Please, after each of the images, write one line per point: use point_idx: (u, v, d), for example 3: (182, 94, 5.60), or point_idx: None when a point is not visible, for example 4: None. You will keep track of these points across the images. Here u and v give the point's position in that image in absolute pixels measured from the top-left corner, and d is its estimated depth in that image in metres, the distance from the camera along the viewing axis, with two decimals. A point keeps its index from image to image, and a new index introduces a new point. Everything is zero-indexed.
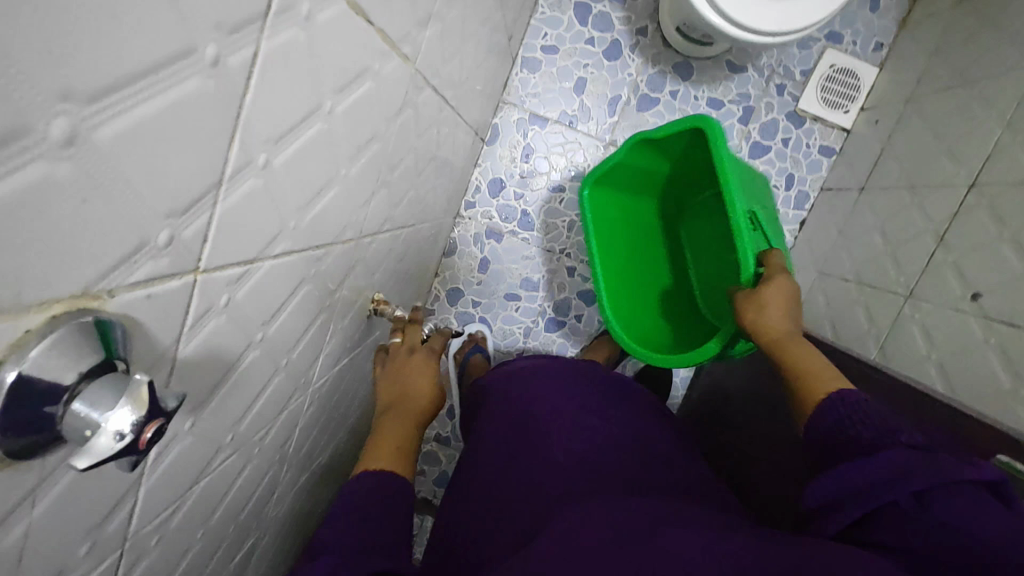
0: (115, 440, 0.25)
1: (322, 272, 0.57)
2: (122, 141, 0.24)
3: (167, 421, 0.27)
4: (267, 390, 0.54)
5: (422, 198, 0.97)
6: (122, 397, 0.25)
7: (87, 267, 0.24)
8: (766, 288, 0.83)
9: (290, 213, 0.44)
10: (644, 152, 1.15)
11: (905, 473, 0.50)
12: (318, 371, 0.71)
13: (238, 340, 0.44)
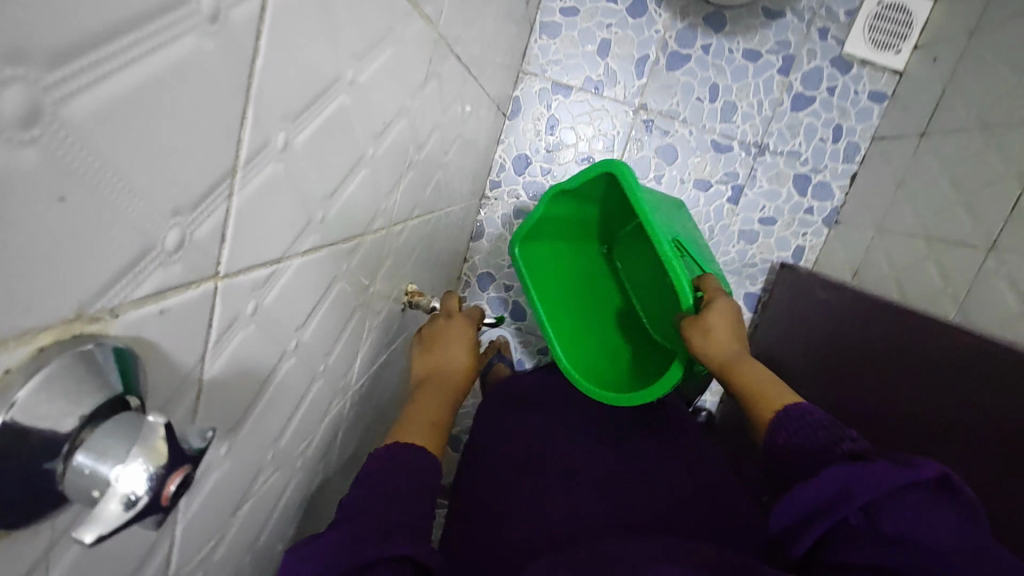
0: (126, 504, 0.20)
1: (350, 270, 0.52)
2: (107, 119, 0.19)
3: (192, 469, 0.23)
4: (307, 400, 0.50)
5: (449, 180, 0.91)
6: (133, 443, 0.20)
7: (82, 280, 0.20)
8: (707, 310, 0.81)
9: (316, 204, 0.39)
10: (559, 199, 1.05)
11: (853, 486, 0.51)
12: (355, 372, 0.67)
13: (271, 352, 0.39)
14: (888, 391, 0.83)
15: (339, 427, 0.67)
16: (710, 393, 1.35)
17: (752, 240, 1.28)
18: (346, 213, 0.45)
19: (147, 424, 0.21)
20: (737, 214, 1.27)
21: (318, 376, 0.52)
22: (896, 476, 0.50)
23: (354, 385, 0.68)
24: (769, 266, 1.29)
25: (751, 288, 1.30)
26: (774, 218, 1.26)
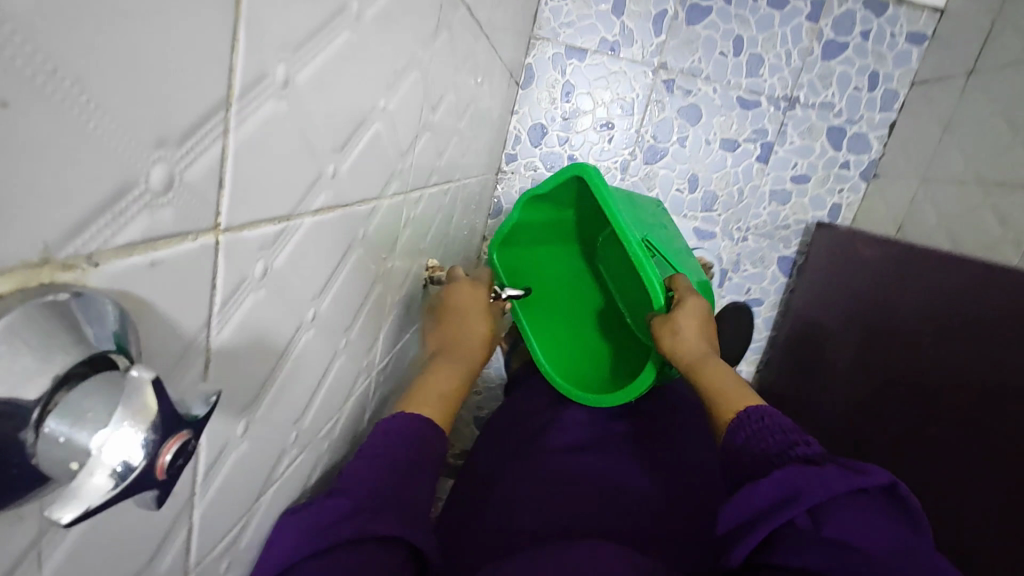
0: (114, 478, 0.20)
1: (370, 238, 0.53)
2: (71, 34, 0.19)
3: (192, 437, 0.24)
4: (332, 374, 0.50)
5: (464, 149, 0.87)
6: (115, 404, 0.21)
7: (57, 210, 0.20)
8: (677, 312, 0.85)
9: (325, 160, 0.40)
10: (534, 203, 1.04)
11: (805, 489, 0.54)
12: (384, 350, 0.67)
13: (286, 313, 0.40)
14: (920, 363, 0.81)
15: (368, 406, 0.68)
16: (745, 363, 1.32)
17: (784, 201, 1.22)
18: (357, 172, 0.46)
19: (129, 381, 0.22)
20: (767, 174, 1.21)
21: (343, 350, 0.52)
22: (844, 482, 0.54)
23: (383, 362, 0.67)
24: (806, 227, 1.23)
25: (784, 251, 1.25)
26: (807, 175, 1.20)
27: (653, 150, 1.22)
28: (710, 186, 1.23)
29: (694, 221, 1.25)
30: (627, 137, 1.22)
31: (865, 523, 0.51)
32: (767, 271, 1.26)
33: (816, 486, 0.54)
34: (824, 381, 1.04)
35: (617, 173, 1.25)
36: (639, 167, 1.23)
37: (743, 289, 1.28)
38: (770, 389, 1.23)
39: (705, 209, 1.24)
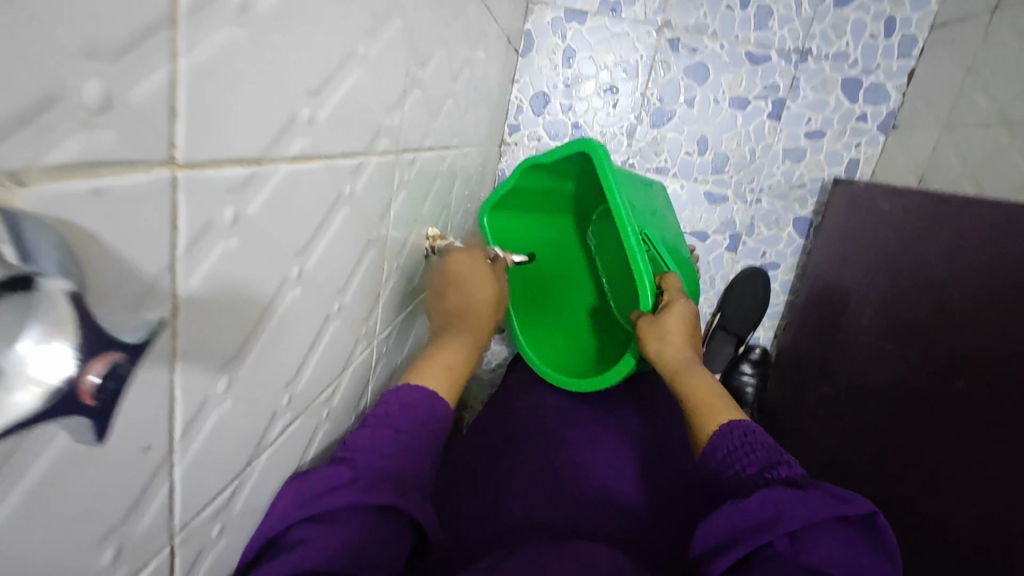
0: (41, 399, 0.16)
1: (359, 195, 0.45)
2: None
3: (127, 359, 0.20)
4: (324, 339, 0.46)
5: (467, 117, 0.85)
6: (22, 317, 0.15)
7: None
8: (665, 317, 0.84)
9: (303, 94, 0.32)
10: (532, 175, 0.98)
11: (786, 516, 0.53)
12: (381, 320, 0.62)
13: (269, 272, 0.33)
14: (947, 337, 0.77)
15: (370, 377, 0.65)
16: (763, 329, 1.30)
17: (798, 158, 1.17)
18: (344, 113, 0.39)
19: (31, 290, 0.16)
20: (780, 132, 1.16)
21: (335, 316, 0.48)
22: (822, 508, 0.53)
23: (381, 332, 0.64)
24: (822, 185, 1.18)
25: (800, 211, 1.21)
26: (822, 131, 1.15)
27: (660, 114, 1.18)
28: (720, 148, 1.19)
29: (705, 185, 1.21)
30: (633, 101, 1.18)
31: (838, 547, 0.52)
32: (782, 234, 1.23)
33: (796, 508, 0.53)
34: (839, 351, 1.02)
35: (624, 139, 1.21)
36: (646, 131, 1.20)
37: (758, 253, 1.24)
38: (788, 351, 1.21)
39: (715, 172, 1.20)
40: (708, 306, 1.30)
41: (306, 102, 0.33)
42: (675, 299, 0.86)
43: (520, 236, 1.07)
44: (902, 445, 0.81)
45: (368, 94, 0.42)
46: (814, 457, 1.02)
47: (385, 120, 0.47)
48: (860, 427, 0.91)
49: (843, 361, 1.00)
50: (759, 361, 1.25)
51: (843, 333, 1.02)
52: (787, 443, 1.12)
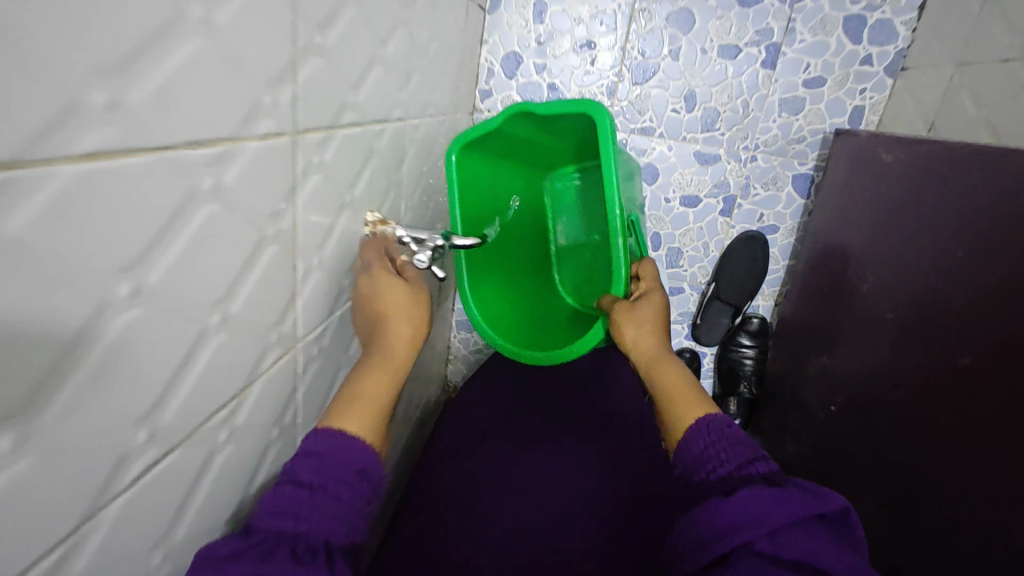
0: None
1: (232, 189, 0.38)
2: None
3: None
4: (202, 360, 0.38)
5: (419, 85, 0.77)
6: None
7: None
8: (641, 306, 0.79)
9: (80, 73, 0.25)
10: (523, 120, 0.88)
11: (766, 515, 0.51)
12: (303, 324, 0.53)
13: (58, 300, 0.26)
14: (962, 312, 0.66)
15: (298, 389, 0.55)
16: (762, 297, 1.21)
17: (796, 109, 1.07)
18: (175, 96, 0.31)
19: None
20: (775, 81, 1.06)
21: (215, 331, 0.39)
22: (800, 506, 0.51)
23: (305, 337, 0.54)
24: (824, 137, 1.08)
25: (800, 168, 1.10)
26: (822, 77, 1.04)
27: (642, 69, 1.08)
28: (710, 102, 1.09)
29: (694, 144, 1.12)
30: (612, 55, 1.08)
31: (817, 546, 0.49)
32: (781, 193, 1.13)
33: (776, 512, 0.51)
34: (844, 318, 0.93)
35: (604, 99, 1.11)
36: (629, 89, 1.10)
37: (755, 216, 1.15)
38: (788, 320, 1.12)
39: (706, 130, 1.10)
40: (704, 276, 1.21)
41: (88, 84, 0.26)
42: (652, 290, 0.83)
43: (493, 185, 0.96)
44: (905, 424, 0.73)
45: (225, 70, 0.35)
46: (817, 434, 0.96)
47: (268, 93, 0.40)
48: (865, 407, 0.84)
49: (845, 331, 0.92)
50: (758, 332, 1.20)
51: (848, 299, 0.93)
52: (789, 416, 1.06)
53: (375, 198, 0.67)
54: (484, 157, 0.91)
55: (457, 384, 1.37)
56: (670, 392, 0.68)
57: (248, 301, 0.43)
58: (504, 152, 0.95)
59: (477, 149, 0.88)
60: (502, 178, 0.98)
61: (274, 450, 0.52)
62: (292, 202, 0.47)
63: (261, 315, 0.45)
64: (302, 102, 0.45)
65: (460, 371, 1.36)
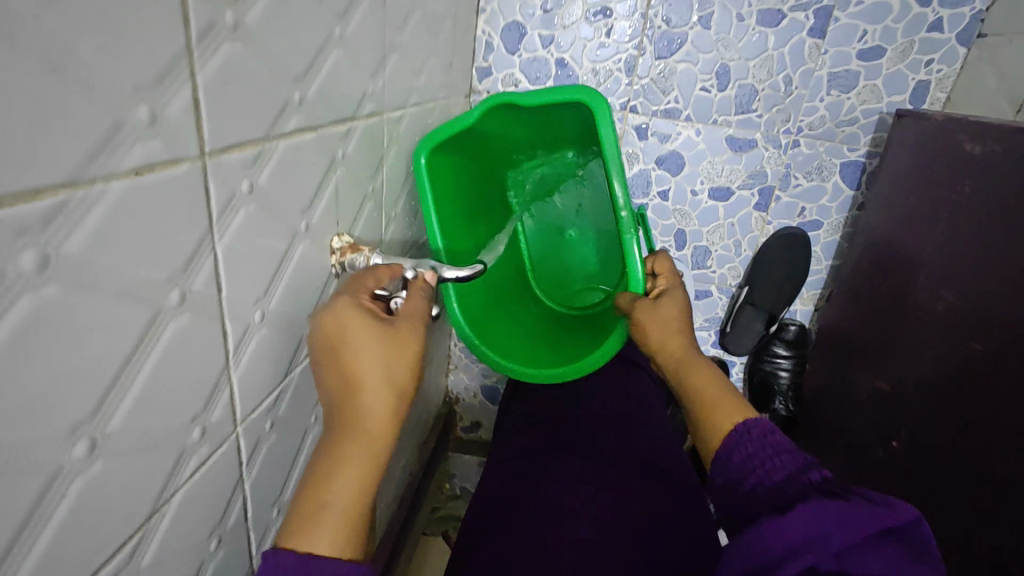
0: None
1: (83, 261, 0.25)
2: None
3: None
4: (54, 518, 0.26)
5: (400, 67, 0.62)
6: None
7: None
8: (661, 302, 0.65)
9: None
10: (507, 113, 0.74)
11: (832, 533, 0.38)
12: (244, 401, 0.40)
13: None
14: None
15: (244, 480, 0.43)
16: (800, 301, 1.08)
17: (848, 86, 0.91)
18: None
19: None
20: (824, 52, 0.90)
21: (79, 469, 0.27)
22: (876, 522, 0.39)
23: (247, 418, 0.41)
24: (880, 119, 0.92)
25: (850, 154, 0.95)
26: (880, 48, 0.88)
27: (667, 39, 0.92)
28: (746, 79, 0.93)
29: (726, 128, 0.96)
30: (631, 24, 0.92)
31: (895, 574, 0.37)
32: (826, 184, 0.98)
33: (836, 531, 0.38)
34: (905, 332, 0.78)
35: (622, 77, 0.96)
36: (651, 65, 0.94)
37: (795, 210, 1.00)
38: (834, 328, 0.98)
39: (741, 111, 0.95)
40: (734, 277, 1.08)
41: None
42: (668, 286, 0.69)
43: (477, 187, 0.83)
44: (984, 480, 0.60)
45: (39, 80, 0.21)
46: (864, 467, 0.83)
47: (142, 103, 0.27)
48: (932, 440, 0.70)
49: (904, 353, 0.78)
50: (795, 341, 1.06)
51: (911, 305, 0.78)
52: (832, 434, 0.93)
53: (345, 217, 0.53)
54: (464, 156, 0.78)
55: (461, 395, 1.25)
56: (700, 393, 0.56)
57: (141, 404, 0.30)
58: (490, 150, 0.81)
59: (457, 146, 0.74)
60: (487, 178, 0.85)
61: (211, 564, 0.41)
62: (210, 250, 0.34)
63: (170, 413, 0.32)
64: (210, 110, 0.31)
65: (463, 382, 1.24)
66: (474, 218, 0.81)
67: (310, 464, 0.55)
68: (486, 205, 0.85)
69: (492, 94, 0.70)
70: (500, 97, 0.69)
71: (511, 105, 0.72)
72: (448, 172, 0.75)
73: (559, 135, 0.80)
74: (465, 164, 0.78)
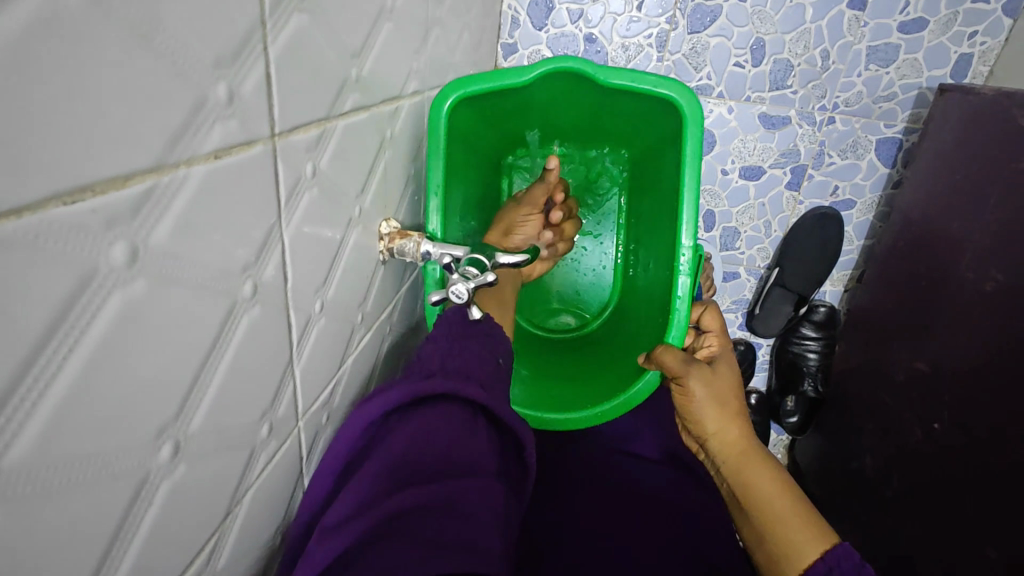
0: None
1: (168, 252, 0.23)
2: None
3: None
4: (143, 526, 0.24)
5: (439, 42, 0.59)
6: None
7: None
8: (719, 378, 0.59)
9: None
10: (564, 85, 0.67)
11: None
12: (306, 394, 0.39)
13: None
14: None
15: (303, 474, 0.41)
16: (829, 282, 1.07)
17: (888, 60, 0.88)
18: (1, 108, 0.16)
19: None
20: (864, 24, 0.87)
21: (164, 473, 0.25)
22: None
23: (307, 412, 0.40)
24: (920, 94, 0.89)
25: (886, 131, 0.93)
26: (923, 20, 0.85)
27: (701, 13, 0.89)
28: (781, 53, 0.90)
29: (760, 105, 0.94)
30: None
31: None
32: (861, 162, 0.95)
33: None
34: (949, 313, 0.76)
35: (652, 53, 0.93)
36: (683, 40, 0.91)
37: (828, 189, 0.98)
38: (864, 309, 0.97)
39: (775, 87, 0.92)
40: (763, 259, 1.06)
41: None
42: (719, 360, 0.62)
43: (484, 162, 0.74)
44: None
45: (126, 45, 0.19)
46: (901, 448, 0.82)
47: (222, 81, 0.25)
48: (972, 424, 0.69)
49: (942, 333, 0.77)
50: (824, 323, 1.06)
51: (953, 285, 0.76)
52: (866, 417, 0.92)
53: (391, 201, 0.51)
54: (483, 117, 0.68)
55: None
56: (768, 499, 0.49)
57: (219, 403, 0.28)
58: (511, 118, 0.73)
59: (486, 104, 0.65)
60: (493, 152, 0.76)
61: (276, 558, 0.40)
62: (278, 238, 0.32)
63: (243, 409, 0.31)
64: (281, 87, 0.29)
65: None
66: (471, 200, 0.71)
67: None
68: (484, 185, 0.76)
69: (560, 57, 0.62)
70: (571, 67, 0.62)
71: (577, 76, 0.65)
72: (465, 134, 0.65)
73: (596, 121, 0.75)
74: (479, 133, 0.69)
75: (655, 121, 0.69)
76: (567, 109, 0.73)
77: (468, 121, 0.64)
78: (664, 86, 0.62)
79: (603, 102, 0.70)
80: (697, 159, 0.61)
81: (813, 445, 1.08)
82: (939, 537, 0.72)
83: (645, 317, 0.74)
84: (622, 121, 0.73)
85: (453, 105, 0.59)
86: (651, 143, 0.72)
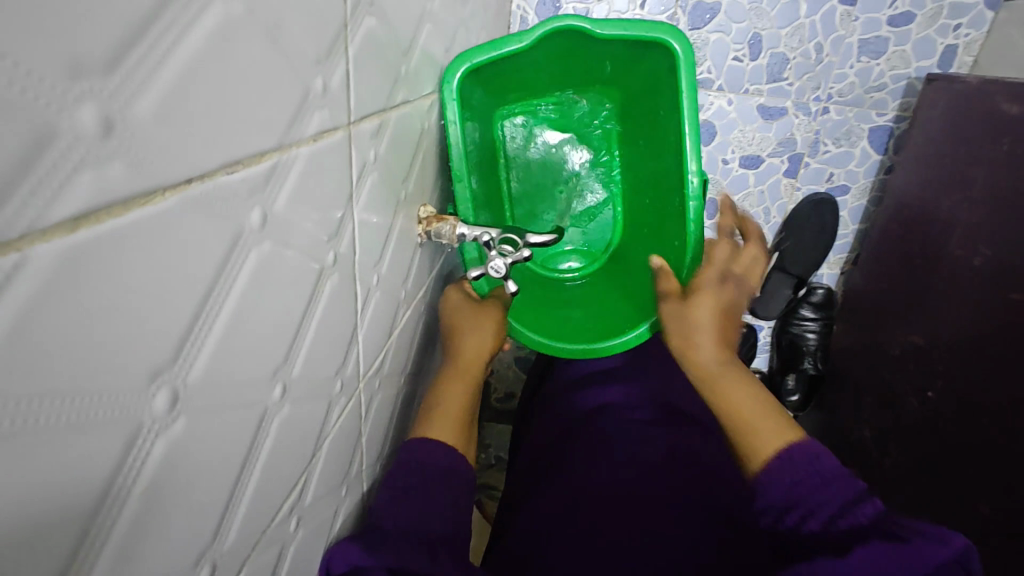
0: None
1: (285, 217, 0.27)
2: None
3: None
4: (264, 449, 0.29)
5: (463, 41, 0.64)
6: None
7: None
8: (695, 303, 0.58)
9: (38, 82, 0.14)
10: (558, 42, 0.65)
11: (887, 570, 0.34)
12: (365, 357, 0.43)
13: (47, 465, 0.16)
14: None
15: (362, 432, 0.46)
16: (826, 265, 1.12)
17: (878, 52, 0.93)
18: (200, 94, 0.20)
19: None
20: (855, 18, 0.91)
21: (277, 408, 0.29)
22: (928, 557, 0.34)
23: (366, 373, 0.44)
24: (909, 84, 0.94)
25: (878, 120, 0.98)
26: (910, 14, 0.90)
27: (701, 10, 0.94)
28: (777, 47, 0.95)
29: (757, 97, 0.99)
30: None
31: None
32: (854, 150, 1.01)
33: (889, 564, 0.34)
34: (941, 292, 0.81)
35: None
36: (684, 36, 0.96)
37: (824, 175, 1.03)
38: (858, 291, 1.03)
39: (772, 80, 0.97)
40: (763, 244, 1.11)
41: (56, 98, 0.15)
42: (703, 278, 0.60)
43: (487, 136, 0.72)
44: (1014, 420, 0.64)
45: (265, 45, 0.24)
46: (897, 417, 0.87)
47: (319, 75, 0.29)
48: (961, 389, 0.74)
49: (930, 308, 0.83)
50: (822, 304, 1.10)
51: (944, 264, 0.81)
52: (863, 391, 0.97)
53: (425, 187, 0.55)
54: (481, 86, 0.65)
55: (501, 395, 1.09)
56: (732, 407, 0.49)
57: (311, 355, 0.33)
58: (508, 81, 0.70)
59: (480, 71, 0.62)
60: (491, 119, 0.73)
61: (342, 507, 0.44)
62: (350, 218, 0.37)
63: (325, 363, 0.35)
64: (356, 83, 0.34)
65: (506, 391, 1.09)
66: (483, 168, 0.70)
67: (398, 419, 0.58)
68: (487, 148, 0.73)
69: (558, 15, 0.59)
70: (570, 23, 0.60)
71: (574, 32, 0.63)
72: (473, 102, 0.64)
73: (586, 70, 0.72)
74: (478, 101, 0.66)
75: (643, 65, 0.67)
76: (560, 63, 0.70)
77: (474, 93, 0.63)
78: (653, 31, 0.60)
79: (592, 50, 0.67)
80: (693, 97, 0.60)
81: (814, 421, 1.13)
82: (932, 497, 0.77)
83: (645, 262, 0.74)
84: (615, 69, 0.70)
85: (460, 77, 0.59)
86: (638, 85, 0.71)
